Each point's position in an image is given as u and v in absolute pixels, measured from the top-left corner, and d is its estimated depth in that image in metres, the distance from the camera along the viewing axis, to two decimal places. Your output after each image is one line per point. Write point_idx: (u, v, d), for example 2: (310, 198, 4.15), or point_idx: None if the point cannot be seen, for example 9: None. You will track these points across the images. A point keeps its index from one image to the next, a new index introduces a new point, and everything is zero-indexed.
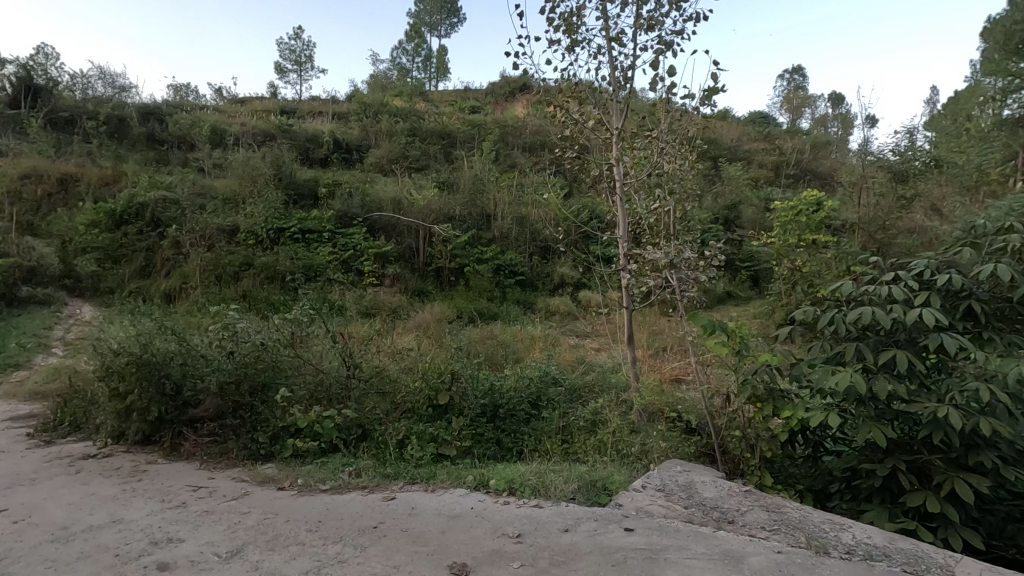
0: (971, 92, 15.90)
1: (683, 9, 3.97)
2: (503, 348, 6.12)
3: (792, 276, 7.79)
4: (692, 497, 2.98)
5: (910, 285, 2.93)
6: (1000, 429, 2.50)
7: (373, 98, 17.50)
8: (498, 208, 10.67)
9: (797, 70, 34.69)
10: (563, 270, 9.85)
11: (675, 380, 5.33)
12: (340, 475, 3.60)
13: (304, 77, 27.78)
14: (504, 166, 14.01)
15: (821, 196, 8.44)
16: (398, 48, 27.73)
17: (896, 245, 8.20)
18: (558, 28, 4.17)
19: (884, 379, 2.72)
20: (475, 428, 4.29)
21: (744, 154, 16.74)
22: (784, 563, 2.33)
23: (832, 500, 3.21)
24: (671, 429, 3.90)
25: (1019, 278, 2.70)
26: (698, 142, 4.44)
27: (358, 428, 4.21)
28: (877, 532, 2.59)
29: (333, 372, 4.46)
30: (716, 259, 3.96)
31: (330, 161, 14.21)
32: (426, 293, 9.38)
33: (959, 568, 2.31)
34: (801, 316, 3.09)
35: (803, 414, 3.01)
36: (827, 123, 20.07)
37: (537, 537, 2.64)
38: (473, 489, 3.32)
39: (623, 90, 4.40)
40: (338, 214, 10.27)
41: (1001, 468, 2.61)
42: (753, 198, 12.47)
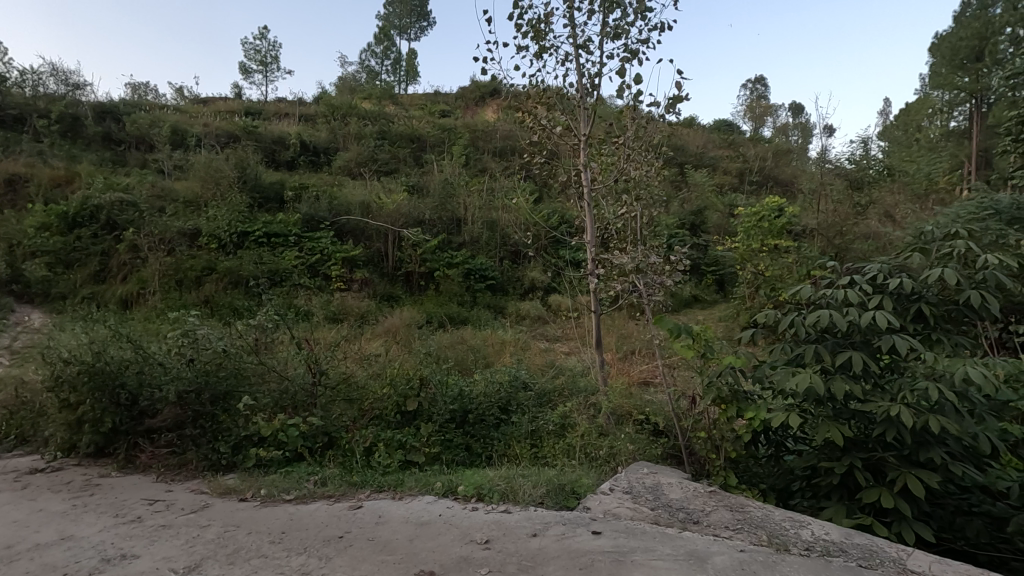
0: (921, 103, 16.73)
1: (648, 19, 4.03)
2: (472, 352, 6.11)
3: (756, 280, 8.02)
4: (659, 499, 3.02)
5: (865, 289, 3.03)
6: (948, 426, 2.61)
7: (341, 100, 17.33)
8: (468, 213, 10.67)
9: (759, 79, 35.82)
10: (533, 274, 9.89)
11: (643, 382, 5.40)
12: (305, 485, 3.52)
13: (270, 78, 27.29)
14: (474, 169, 14.00)
15: (782, 202, 8.72)
16: (367, 51, 27.49)
17: (853, 250, 8.54)
18: (526, 35, 4.19)
19: (841, 379, 2.82)
20: (444, 434, 4.27)
21: (709, 160, 17.17)
22: (746, 562, 2.38)
23: (793, 498, 3.29)
24: (638, 431, 3.94)
25: (964, 282, 2.83)
26: (664, 149, 4.53)
27: (323, 435, 4.14)
28: (834, 528, 2.67)
29: (298, 379, 4.37)
30: (681, 264, 4.02)
31: (297, 164, 13.94)
32: (395, 297, 9.27)
33: (911, 561, 2.40)
34: (764, 319, 3.16)
35: (765, 415, 3.08)
36: (789, 131, 20.68)
37: (505, 542, 2.63)
38: (441, 495, 3.29)
39: (590, 96, 4.45)
40: (305, 217, 10.08)
41: (949, 464, 2.73)
42: (717, 204, 12.78)
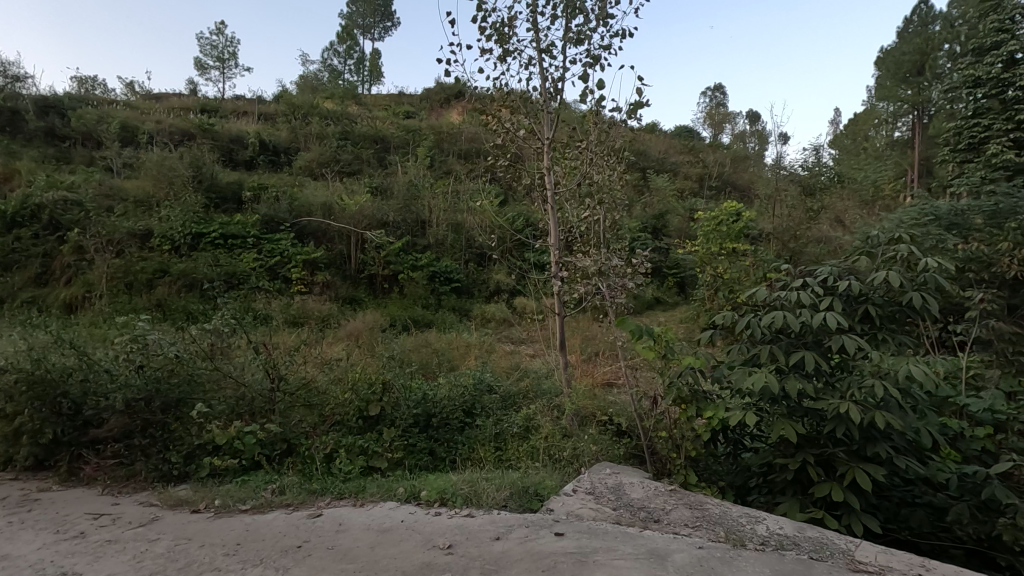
0: (867, 115, 17.62)
1: (610, 25, 4.09)
2: (437, 355, 6.06)
3: (715, 282, 8.25)
4: (621, 499, 3.06)
5: (816, 291, 3.14)
6: (893, 422, 2.73)
7: (302, 100, 16.99)
8: (432, 215, 10.60)
9: (717, 87, 36.93)
10: (499, 276, 9.89)
11: (606, 384, 5.47)
12: (262, 494, 3.41)
13: (228, 75, 26.53)
14: (439, 172, 13.94)
15: (740, 207, 9.01)
16: (329, 49, 27.05)
17: (806, 253, 8.87)
18: (490, 38, 4.19)
19: (795, 379, 2.91)
20: (408, 439, 4.23)
21: (670, 166, 17.58)
22: (705, 558, 2.43)
23: (750, 495, 3.39)
24: (602, 432, 3.99)
25: (907, 284, 2.96)
26: (626, 153, 4.60)
27: (282, 442, 4.03)
28: (788, 523, 2.76)
29: (255, 385, 4.23)
30: (643, 266, 4.08)
31: (256, 163, 13.55)
32: (357, 300, 9.12)
33: (859, 552, 2.50)
34: (722, 321, 3.24)
35: (723, 414, 3.16)
36: (746, 138, 21.41)
37: (469, 547, 2.61)
38: (404, 501, 3.25)
39: (553, 100, 4.47)
40: (264, 218, 9.83)
41: (894, 458, 2.85)
42: (678, 208, 13.10)
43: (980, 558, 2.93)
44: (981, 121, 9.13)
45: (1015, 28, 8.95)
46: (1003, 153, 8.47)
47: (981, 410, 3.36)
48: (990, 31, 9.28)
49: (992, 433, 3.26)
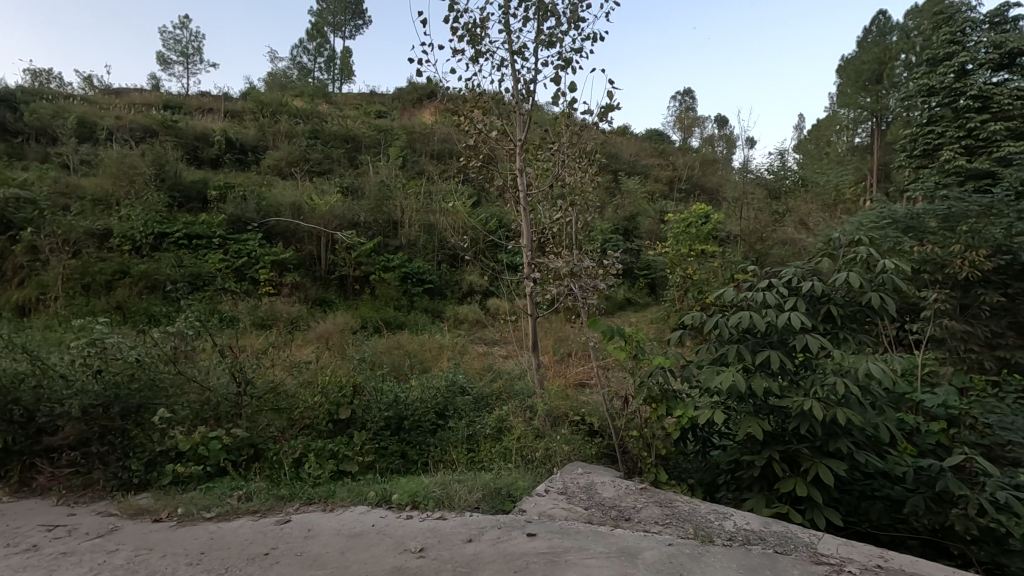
0: (828, 121, 18.25)
1: (582, 28, 4.12)
2: (409, 357, 6.00)
3: (684, 283, 8.41)
4: (592, 498, 3.08)
5: (781, 292, 3.22)
6: (853, 418, 2.82)
7: (271, 97, 16.66)
8: (405, 215, 10.51)
9: (688, 92, 37.75)
10: (471, 278, 9.86)
11: (579, 384, 5.51)
12: (227, 501, 3.32)
13: (192, 70, 25.82)
14: (412, 172, 13.84)
15: (708, 209, 9.21)
16: (299, 47, 26.62)
17: (772, 254, 9.10)
18: (462, 39, 4.17)
19: (761, 377, 2.98)
20: (379, 442, 4.20)
21: (641, 168, 17.84)
22: (674, 555, 2.47)
23: (719, 491, 3.46)
24: (574, 432, 4.02)
25: (867, 285, 3.06)
26: (598, 156, 4.63)
27: (249, 447, 3.94)
28: (755, 518, 2.83)
29: (221, 389, 4.12)
30: (614, 268, 4.12)
31: (222, 162, 13.20)
32: (328, 302, 8.98)
33: (822, 545, 2.58)
34: (690, 321, 3.30)
35: (692, 412, 3.22)
36: (715, 142, 21.91)
37: (440, 550, 2.59)
38: (375, 505, 3.21)
39: (525, 102, 4.48)
40: (230, 218, 9.58)
41: (855, 453, 2.95)
42: (649, 210, 13.30)
43: (935, 547, 3.06)
44: (935, 128, 9.54)
45: (965, 40, 9.42)
46: (955, 159, 8.86)
47: (935, 405, 3.51)
48: (943, 43, 9.78)
49: (945, 427, 3.41)
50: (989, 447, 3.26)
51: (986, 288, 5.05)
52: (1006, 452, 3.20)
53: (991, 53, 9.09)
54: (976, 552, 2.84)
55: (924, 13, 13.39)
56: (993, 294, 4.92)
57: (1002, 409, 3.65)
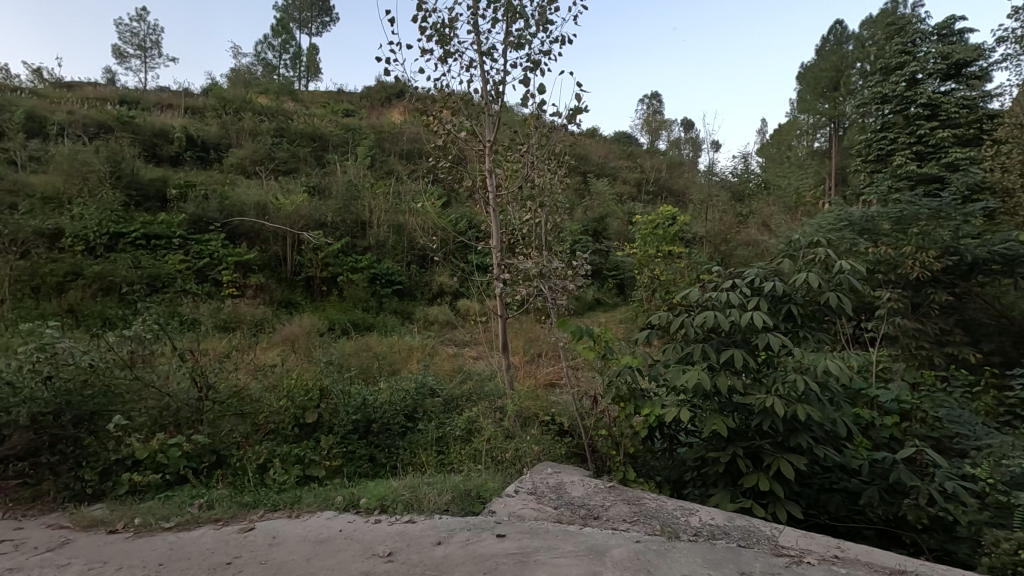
0: (789, 126, 18.87)
1: (550, 30, 4.12)
2: (378, 360, 5.93)
3: (652, 284, 8.54)
4: (562, 497, 3.10)
5: (744, 292, 3.30)
6: (813, 414, 2.92)
7: (234, 94, 16.22)
8: (373, 216, 10.38)
9: (655, 95, 38.50)
10: (442, 278, 9.81)
11: (549, 384, 5.55)
12: (187, 510, 3.21)
13: (149, 64, 24.97)
14: (380, 171, 13.68)
15: (675, 211, 9.40)
16: (263, 42, 26.02)
17: (737, 255, 9.33)
18: (430, 38, 4.13)
19: (725, 375, 3.06)
20: (347, 446, 4.14)
21: (610, 170, 18.06)
22: (641, 551, 2.50)
23: (685, 488, 3.53)
24: (544, 432, 4.04)
25: (825, 285, 3.16)
26: (566, 158, 4.66)
27: (211, 454, 3.83)
28: (719, 513, 2.90)
29: (181, 394, 3.98)
30: (583, 268, 4.15)
31: (182, 160, 12.79)
32: (294, 304, 8.79)
33: (783, 537, 2.65)
34: (657, 321, 3.35)
35: (659, 411, 3.28)
36: (681, 145, 22.36)
37: (409, 553, 2.57)
38: (342, 509, 3.16)
39: (494, 103, 4.47)
40: (191, 218, 9.29)
41: (814, 447, 3.05)
42: (618, 211, 13.48)
43: (889, 537, 3.19)
44: (888, 135, 9.95)
45: (915, 50, 9.82)
46: (906, 165, 9.26)
47: (889, 400, 3.66)
48: (895, 53, 10.21)
49: (898, 421, 3.55)
50: (938, 440, 3.46)
51: (936, 287, 5.30)
52: (954, 444, 3.41)
53: (939, 63, 9.52)
54: (926, 540, 2.98)
55: (878, 24, 13.97)
56: (942, 294, 5.16)
57: (951, 403, 3.84)
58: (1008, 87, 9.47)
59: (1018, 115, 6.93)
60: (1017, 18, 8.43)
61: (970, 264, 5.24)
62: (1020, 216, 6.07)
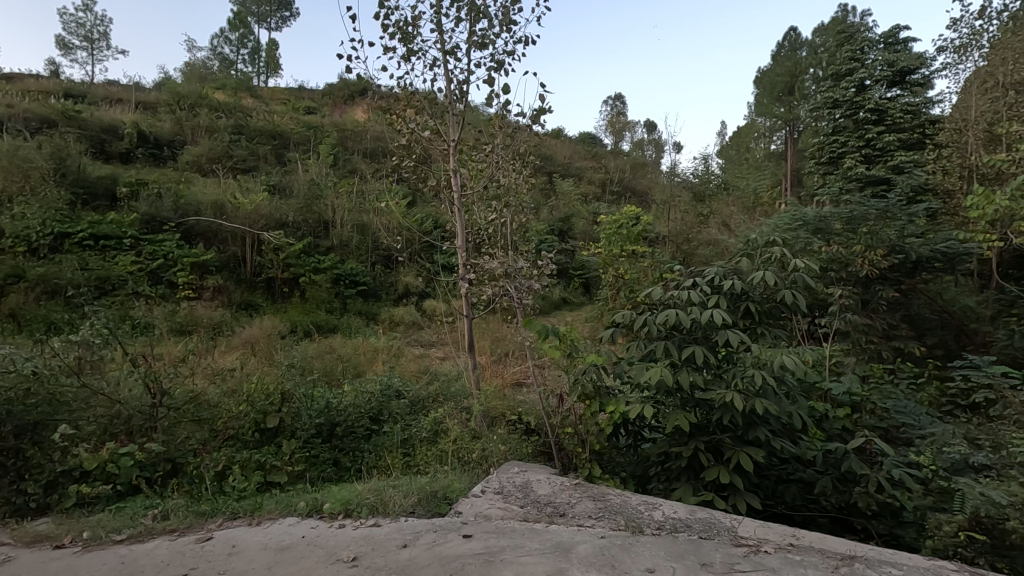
0: (747, 129, 19.49)
1: (514, 31, 4.13)
2: (342, 362, 5.83)
3: (617, 283, 8.68)
4: (528, 496, 3.12)
5: (705, 290, 3.38)
6: (770, 408, 3.01)
7: (188, 89, 15.67)
8: (336, 215, 10.19)
9: (618, 97, 39.14)
10: (407, 278, 9.71)
11: (515, 384, 5.56)
12: (140, 521, 3.08)
13: (97, 56, 23.96)
14: (344, 170, 13.45)
15: (639, 211, 9.55)
16: (220, 36, 25.27)
17: (698, 255, 9.55)
18: (393, 36, 4.08)
19: (686, 372, 3.13)
20: (310, 451, 4.06)
21: (575, 171, 18.25)
22: (606, 547, 2.54)
23: (649, 483, 3.59)
24: (511, 432, 4.06)
25: (781, 283, 3.26)
26: (531, 158, 4.67)
27: (166, 462, 3.70)
28: (682, 507, 2.96)
29: (133, 402, 3.82)
30: (548, 268, 4.16)
31: (133, 157, 12.28)
32: (254, 306, 8.55)
33: (742, 528, 2.73)
34: (621, 320, 3.39)
35: (623, 407, 3.33)
36: (644, 147, 22.75)
37: (374, 558, 2.53)
38: (305, 515, 3.09)
39: (459, 102, 4.44)
40: (143, 218, 8.93)
41: (771, 439, 3.15)
42: (583, 211, 13.64)
43: (842, 524, 3.32)
44: (839, 138, 10.37)
45: (864, 57, 10.29)
46: (855, 167, 9.68)
47: (841, 393, 3.81)
48: (845, 60, 10.65)
49: (849, 413, 3.71)
50: (886, 430, 3.64)
51: (884, 284, 5.55)
52: (900, 433, 3.60)
53: (886, 70, 10.00)
54: (875, 526, 3.12)
55: (829, 31, 14.54)
56: (889, 290, 5.42)
57: (897, 395, 4.03)
58: (947, 94, 10.00)
59: (956, 121, 7.33)
60: (955, 29, 8.91)
61: (914, 262, 5.51)
62: (959, 216, 6.42)
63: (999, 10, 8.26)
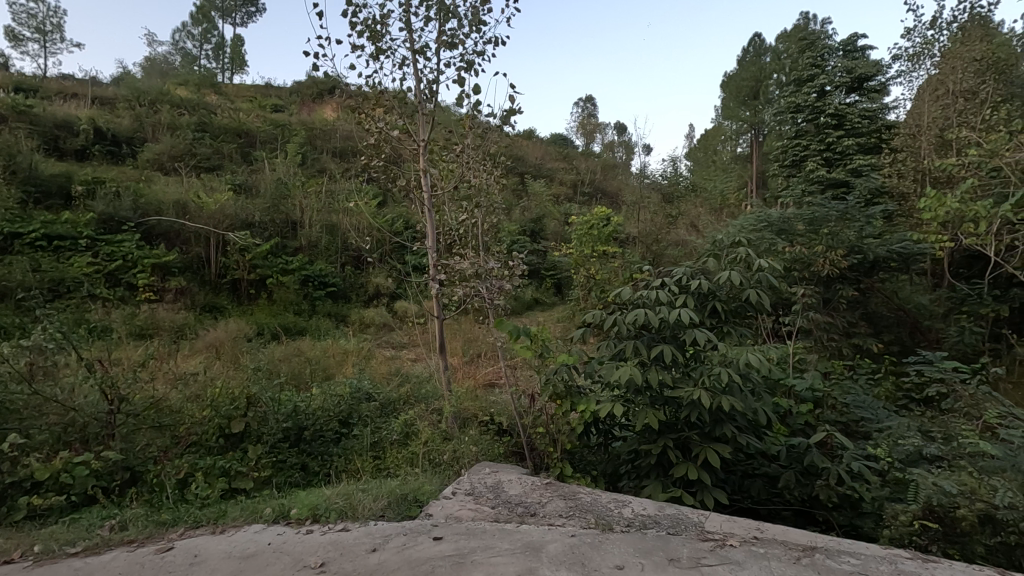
0: (713, 133, 19.94)
1: (483, 31, 4.10)
2: (310, 364, 5.72)
3: (588, 283, 8.76)
4: (499, 497, 3.12)
5: (673, 289, 3.43)
6: (735, 404, 3.08)
7: (149, 85, 15.18)
8: (304, 215, 10.01)
9: (591, 99, 39.56)
10: (377, 280, 9.61)
11: (488, 384, 5.56)
12: (96, 533, 2.96)
13: (49, 49, 22.98)
14: (312, 169, 13.23)
15: (609, 212, 9.64)
16: (182, 31, 24.67)
17: (667, 255, 9.72)
18: (361, 35, 4.02)
19: (655, 370, 3.17)
20: (276, 456, 3.98)
21: (547, 172, 18.36)
22: (576, 545, 2.55)
23: (620, 480, 3.63)
24: (483, 433, 4.05)
25: (746, 283, 3.32)
26: (501, 159, 4.67)
27: (124, 470, 3.57)
28: (651, 504, 3.01)
29: (88, 409, 3.67)
30: (520, 268, 4.15)
31: (89, 154, 11.83)
32: (219, 308, 8.34)
33: (709, 523, 2.79)
34: (592, 319, 3.42)
35: (594, 406, 3.35)
36: (615, 148, 23.05)
37: (342, 563, 2.49)
38: (272, 521, 3.02)
39: (428, 102, 4.39)
40: (100, 217, 8.60)
41: (737, 436, 3.22)
42: (554, 212, 13.72)
43: (805, 516, 3.42)
44: (801, 142, 10.68)
45: (824, 63, 10.62)
46: (816, 170, 9.97)
47: (804, 389, 3.92)
48: (807, 66, 10.99)
49: (812, 408, 3.82)
50: (846, 424, 3.77)
51: (844, 283, 5.74)
52: (859, 427, 3.73)
53: (845, 77, 10.34)
54: (836, 517, 3.23)
55: (791, 38, 14.99)
56: (849, 289, 5.61)
57: (856, 390, 4.18)
58: (902, 101, 10.41)
59: (910, 126, 7.64)
60: (909, 38, 9.28)
61: (872, 262, 5.71)
62: (913, 218, 6.69)
63: (949, 21, 8.64)
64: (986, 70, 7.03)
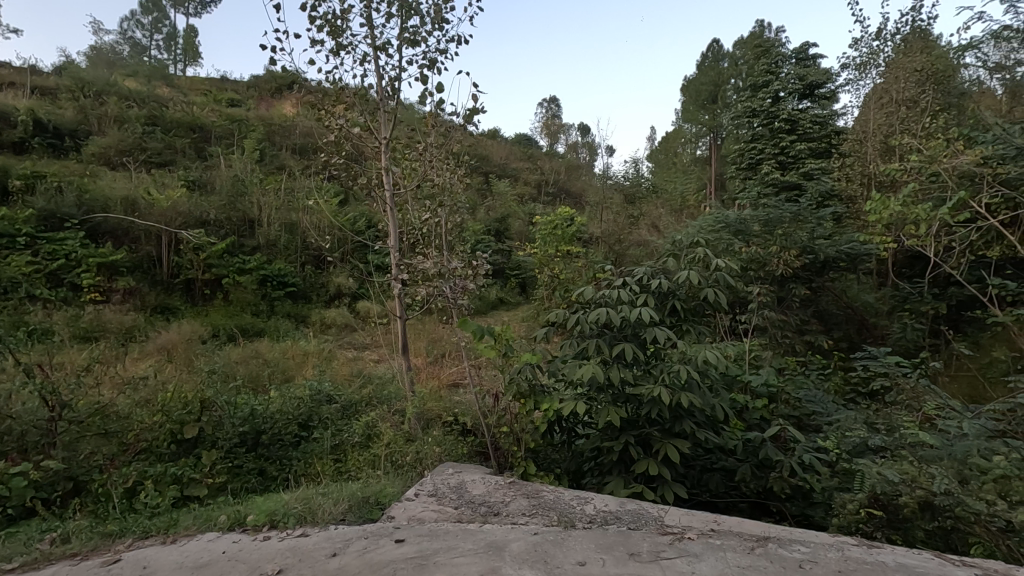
0: (674, 135, 20.39)
1: (446, 29, 4.07)
2: (268, 366, 5.57)
3: (552, 282, 8.82)
4: (462, 497, 3.11)
5: (634, 289, 3.48)
6: (694, 400, 3.16)
7: (94, 76, 14.46)
8: (262, 213, 9.73)
9: (555, 100, 39.83)
10: (339, 279, 9.44)
11: (452, 384, 5.53)
12: (35, 547, 2.80)
13: None
14: (270, 166, 12.88)
15: (573, 212, 9.73)
16: (131, 19, 23.61)
17: (629, 255, 9.87)
18: (321, 30, 3.93)
19: (617, 368, 3.22)
20: (232, 461, 3.86)
21: (511, 172, 18.40)
22: (539, 543, 2.57)
23: (583, 478, 3.68)
24: (447, 433, 4.03)
25: (704, 282, 3.40)
26: (464, 157, 4.64)
27: (67, 481, 3.40)
28: (612, 500, 3.05)
29: (27, 416, 3.47)
30: (483, 267, 4.14)
31: (29, 147, 11.19)
32: (171, 309, 8.04)
33: (668, 517, 2.85)
34: (555, 319, 3.45)
35: (557, 404, 3.38)
36: (579, 149, 23.27)
37: (301, 569, 2.44)
38: (227, 529, 2.93)
39: (390, 100, 4.33)
40: (41, 214, 8.14)
41: (696, 431, 3.30)
42: (519, 212, 13.75)
43: (760, 508, 3.54)
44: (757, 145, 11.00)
45: (778, 70, 10.95)
46: (771, 173, 10.31)
47: (759, 385, 4.05)
48: (761, 72, 11.30)
49: (766, 403, 3.94)
50: (799, 418, 3.93)
51: (797, 283, 5.97)
52: (811, 421, 3.89)
53: (797, 83, 10.70)
54: (789, 507, 3.36)
55: (747, 45, 15.45)
56: (801, 288, 5.84)
57: (808, 385, 4.35)
58: (850, 108, 10.86)
59: (858, 133, 7.98)
60: (857, 48, 9.67)
61: (822, 262, 5.96)
62: (860, 220, 7.01)
63: (893, 32, 9.04)
64: (927, 80, 7.35)
